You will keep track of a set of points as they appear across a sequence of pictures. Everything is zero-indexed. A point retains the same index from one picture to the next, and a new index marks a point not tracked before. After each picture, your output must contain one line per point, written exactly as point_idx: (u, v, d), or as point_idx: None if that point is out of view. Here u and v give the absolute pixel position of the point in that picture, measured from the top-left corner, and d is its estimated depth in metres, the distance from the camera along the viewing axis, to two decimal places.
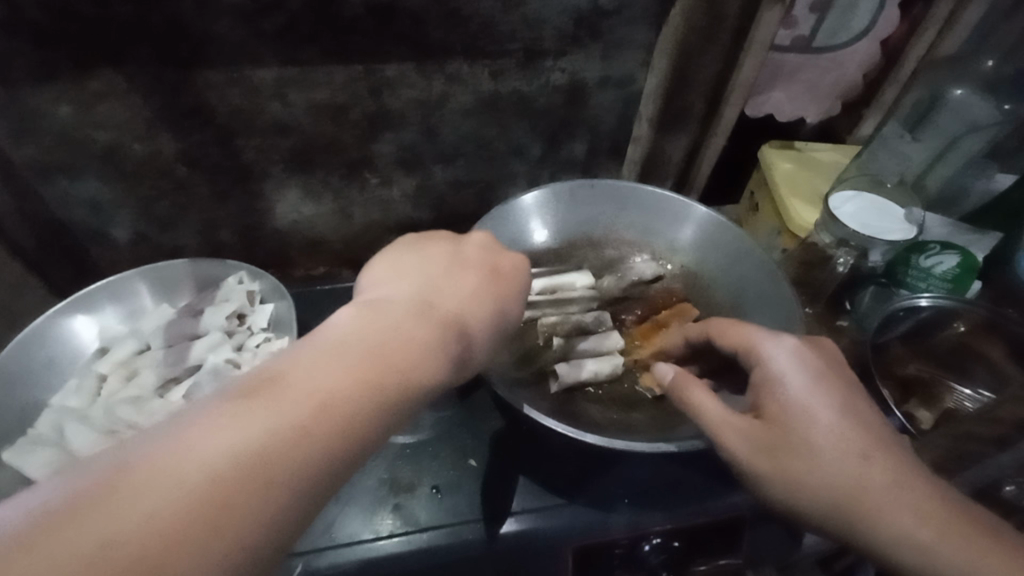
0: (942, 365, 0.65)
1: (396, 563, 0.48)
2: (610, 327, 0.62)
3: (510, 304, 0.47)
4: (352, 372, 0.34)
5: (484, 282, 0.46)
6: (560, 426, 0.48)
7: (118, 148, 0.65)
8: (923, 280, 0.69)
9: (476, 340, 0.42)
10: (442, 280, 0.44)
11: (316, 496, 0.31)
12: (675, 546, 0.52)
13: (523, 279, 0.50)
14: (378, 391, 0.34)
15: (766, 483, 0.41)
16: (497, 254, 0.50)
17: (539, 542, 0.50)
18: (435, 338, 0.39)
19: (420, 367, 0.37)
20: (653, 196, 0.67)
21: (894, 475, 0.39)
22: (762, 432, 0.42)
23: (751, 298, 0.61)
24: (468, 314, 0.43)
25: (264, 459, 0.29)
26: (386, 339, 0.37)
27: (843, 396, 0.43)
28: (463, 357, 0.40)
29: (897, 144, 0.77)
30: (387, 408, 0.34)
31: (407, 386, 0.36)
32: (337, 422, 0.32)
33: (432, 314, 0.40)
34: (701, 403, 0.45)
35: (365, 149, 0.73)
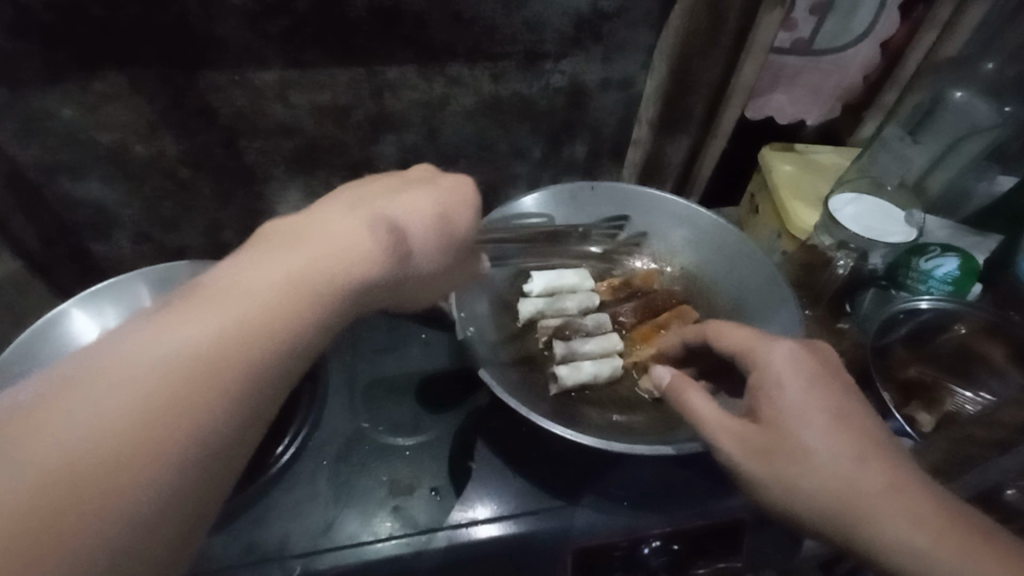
0: (943, 367, 0.65)
1: (394, 565, 0.48)
2: (610, 329, 0.64)
3: (457, 213, 0.45)
4: (276, 272, 0.34)
5: (422, 190, 0.45)
6: (560, 430, 0.47)
7: (122, 149, 0.65)
8: (924, 282, 0.68)
9: (415, 236, 0.42)
10: (375, 188, 0.43)
11: (265, 390, 0.32)
12: (674, 549, 0.52)
13: (474, 191, 0.47)
14: (306, 289, 0.34)
15: (761, 485, 0.41)
16: (436, 174, 0.48)
17: (538, 544, 0.50)
18: (366, 233, 0.38)
19: (352, 264, 0.36)
20: (654, 198, 0.67)
21: (888, 479, 0.39)
22: (759, 436, 0.42)
23: (751, 301, 0.61)
24: (403, 212, 0.42)
25: (201, 360, 0.30)
26: (311, 242, 0.36)
27: (837, 399, 0.42)
28: (402, 253, 0.40)
29: (898, 146, 0.77)
30: (319, 302, 0.34)
31: (343, 278, 0.36)
32: (263, 323, 0.32)
33: (363, 213, 0.40)
34: (696, 408, 0.45)
35: (368, 151, 0.73)
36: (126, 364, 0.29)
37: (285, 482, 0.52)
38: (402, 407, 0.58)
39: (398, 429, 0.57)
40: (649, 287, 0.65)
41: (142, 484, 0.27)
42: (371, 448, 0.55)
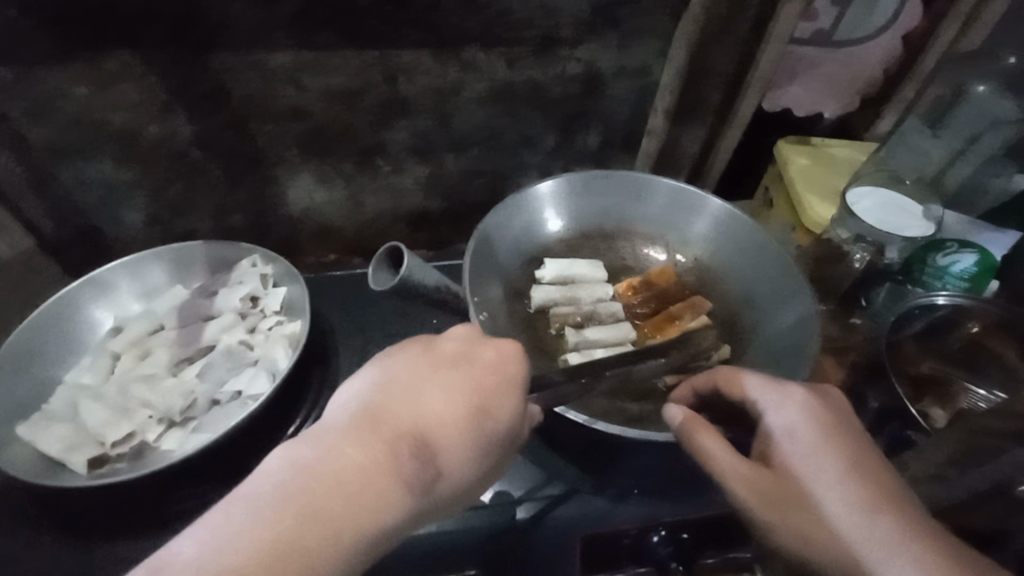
0: (959, 364, 0.64)
1: (396, 545, 0.48)
2: (622, 319, 0.62)
3: (499, 406, 0.40)
4: (289, 518, 0.32)
5: (464, 380, 0.40)
6: (569, 412, 0.48)
7: (134, 130, 0.65)
8: (939, 278, 0.68)
9: (447, 457, 0.37)
10: (403, 384, 0.39)
11: None
12: (683, 538, 0.50)
13: (517, 369, 0.41)
14: (319, 543, 0.32)
15: (773, 533, 0.41)
16: (473, 346, 0.42)
17: (546, 528, 0.51)
18: (386, 469, 0.35)
19: (365, 512, 0.33)
20: (668, 188, 0.66)
21: (900, 529, 0.38)
22: (769, 483, 0.41)
23: (764, 294, 0.60)
24: (433, 421, 0.38)
25: None
26: (330, 476, 0.34)
27: (850, 450, 0.42)
28: (425, 483, 0.36)
29: (917, 139, 0.77)
30: (330, 562, 0.32)
31: (352, 534, 0.33)
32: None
33: (390, 436, 0.36)
34: (711, 451, 0.43)
35: (379, 136, 0.72)
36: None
37: None
38: None
39: None
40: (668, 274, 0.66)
41: None
42: None
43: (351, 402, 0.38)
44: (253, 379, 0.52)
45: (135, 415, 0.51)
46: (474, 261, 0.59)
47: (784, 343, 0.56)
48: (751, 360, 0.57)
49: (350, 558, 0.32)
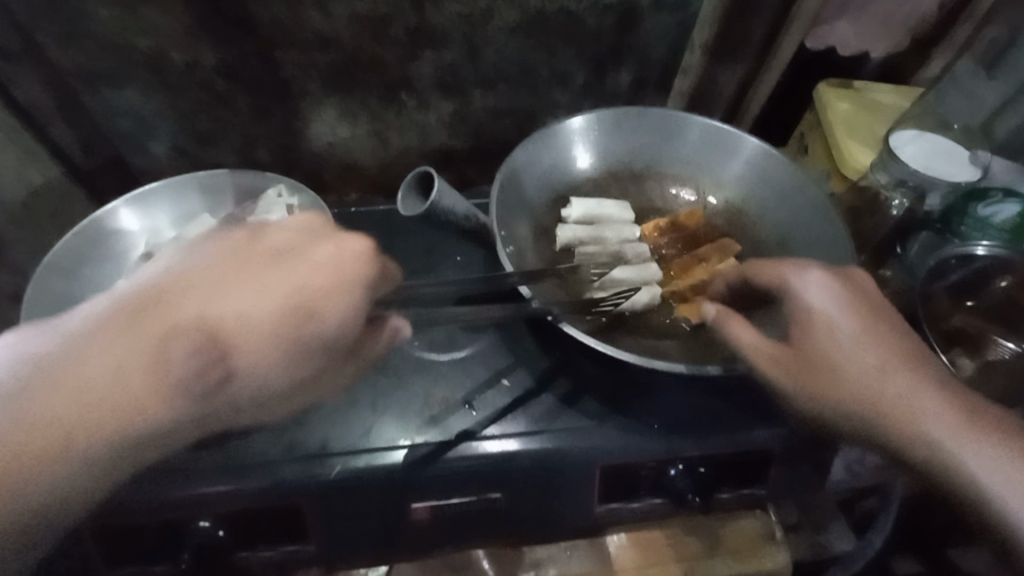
0: (989, 319, 0.63)
1: (416, 470, 0.49)
2: (648, 259, 0.61)
3: (319, 308, 0.38)
4: (78, 387, 0.35)
5: (278, 279, 0.38)
6: (597, 345, 0.49)
7: (159, 56, 0.64)
8: (980, 229, 0.65)
9: (238, 355, 0.37)
10: (216, 276, 0.38)
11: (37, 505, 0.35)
12: (701, 473, 0.52)
13: (351, 271, 0.39)
14: (81, 421, 0.34)
15: (795, 399, 0.44)
16: (306, 245, 0.40)
17: (568, 460, 0.51)
18: (162, 361, 0.35)
19: (137, 396, 0.35)
20: (702, 128, 0.65)
21: (914, 384, 0.43)
22: (793, 359, 0.44)
23: (800, 235, 0.59)
24: (233, 317, 0.37)
25: None
26: (105, 362, 0.35)
27: (871, 318, 0.45)
28: (215, 378, 0.36)
29: (970, 83, 0.74)
30: (96, 437, 0.35)
31: (126, 414, 0.35)
32: (45, 443, 0.34)
33: (173, 329, 0.36)
34: (742, 335, 0.46)
35: (406, 69, 0.70)
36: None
37: None
38: (437, 327, 0.59)
39: (434, 347, 0.58)
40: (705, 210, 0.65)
41: None
42: (409, 361, 0.57)
43: (150, 281, 0.38)
44: None
45: None
46: (501, 196, 0.58)
47: None
48: None
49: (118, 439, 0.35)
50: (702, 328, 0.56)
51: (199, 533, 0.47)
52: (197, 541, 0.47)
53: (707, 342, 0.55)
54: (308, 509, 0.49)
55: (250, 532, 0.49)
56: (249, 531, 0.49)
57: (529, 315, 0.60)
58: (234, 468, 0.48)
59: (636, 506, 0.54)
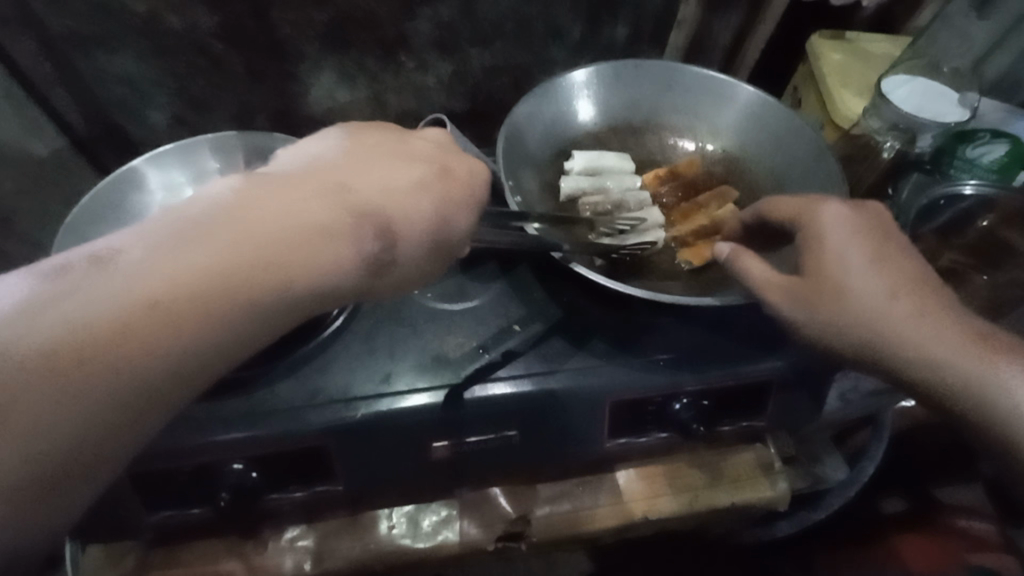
0: (973, 256, 0.66)
1: (435, 409, 0.51)
2: (650, 207, 0.63)
3: (459, 217, 0.41)
4: (275, 233, 0.34)
5: (432, 181, 0.41)
6: (605, 282, 0.52)
7: (155, 18, 0.64)
8: (968, 170, 0.67)
9: (403, 236, 0.38)
10: (382, 172, 0.39)
11: (216, 348, 0.32)
12: (704, 405, 0.56)
13: (477, 188, 0.43)
14: (266, 279, 0.33)
15: (804, 329, 0.44)
16: (445, 158, 0.43)
17: (579, 397, 0.53)
18: (354, 236, 0.36)
19: (328, 254, 0.35)
20: (698, 76, 0.66)
21: (915, 308, 0.42)
22: (802, 287, 0.44)
23: (795, 179, 0.61)
24: (400, 208, 0.39)
25: (179, 296, 0.31)
26: (295, 226, 0.34)
27: (880, 245, 0.44)
28: (385, 258, 0.38)
29: (961, 24, 0.73)
30: (276, 297, 0.33)
31: (320, 269, 0.34)
32: (249, 282, 0.32)
33: (360, 201, 0.37)
34: (751, 268, 0.47)
35: (402, 27, 0.71)
36: (107, 294, 0.30)
37: (342, 340, 0.56)
38: (448, 279, 0.62)
39: (446, 298, 0.60)
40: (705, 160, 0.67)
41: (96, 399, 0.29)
42: (421, 312, 0.59)
43: (316, 165, 0.39)
44: None
45: None
46: (505, 149, 0.59)
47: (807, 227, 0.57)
48: None
49: (295, 300, 0.34)
50: (702, 270, 0.59)
51: (232, 475, 0.50)
52: (231, 482, 0.50)
53: (708, 283, 0.58)
54: (336, 450, 0.51)
55: (283, 472, 0.52)
56: (279, 473, 0.52)
57: (537, 264, 0.63)
58: (261, 414, 0.50)
59: (643, 440, 0.58)
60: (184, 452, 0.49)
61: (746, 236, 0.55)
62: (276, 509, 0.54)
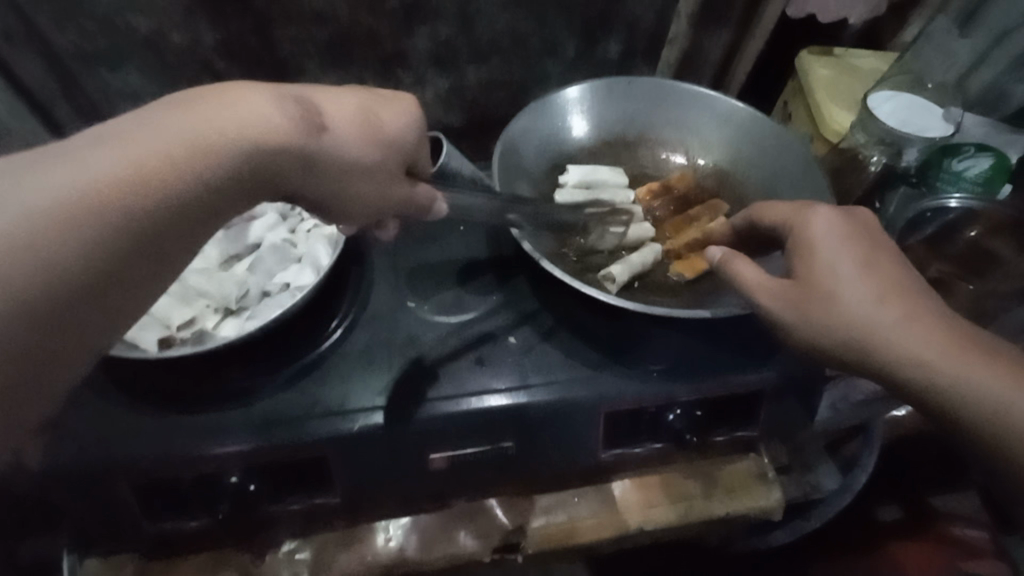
0: (961, 264, 0.67)
1: (430, 421, 0.52)
2: (643, 219, 0.65)
3: (386, 112, 0.42)
4: (188, 121, 0.33)
5: (359, 95, 0.42)
6: (600, 295, 0.52)
7: (159, 36, 0.65)
8: (953, 183, 0.68)
9: (330, 123, 0.38)
10: (302, 80, 0.40)
11: (150, 224, 0.32)
12: (697, 415, 0.57)
13: (410, 111, 0.43)
14: (185, 159, 0.32)
15: (791, 329, 0.45)
16: (371, 86, 0.44)
17: (573, 407, 0.54)
18: (274, 108, 0.35)
19: (247, 125, 0.34)
20: (690, 93, 0.67)
21: (905, 312, 0.42)
22: (793, 292, 0.45)
23: (783, 192, 0.62)
24: (321, 101, 0.39)
25: (108, 182, 0.30)
26: (206, 114, 0.33)
27: (868, 249, 0.45)
28: (316, 136, 0.37)
29: (943, 40, 0.76)
30: (202, 175, 0.33)
31: (240, 138, 0.34)
32: (173, 155, 0.32)
33: (280, 91, 0.37)
34: (742, 272, 0.48)
35: (401, 44, 0.72)
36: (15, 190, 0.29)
37: (340, 352, 0.57)
38: (445, 290, 0.62)
39: (443, 309, 0.61)
40: (698, 174, 0.68)
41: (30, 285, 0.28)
42: (417, 323, 0.60)
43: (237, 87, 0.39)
44: (299, 272, 0.57)
45: (196, 302, 0.53)
46: (500, 164, 0.60)
47: None
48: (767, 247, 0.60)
49: (220, 181, 0.34)
50: (695, 282, 0.60)
51: (231, 486, 0.50)
52: (230, 493, 0.50)
53: (701, 295, 0.60)
54: (333, 461, 0.52)
55: (280, 483, 0.53)
56: (277, 484, 0.53)
57: (531, 276, 0.64)
58: (260, 426, 0.51)
59: (638, 451, 0.58)
60: (183, 463, 0.49)
61: (737, 241, 0.58)
62: (274, 520, 0.55)
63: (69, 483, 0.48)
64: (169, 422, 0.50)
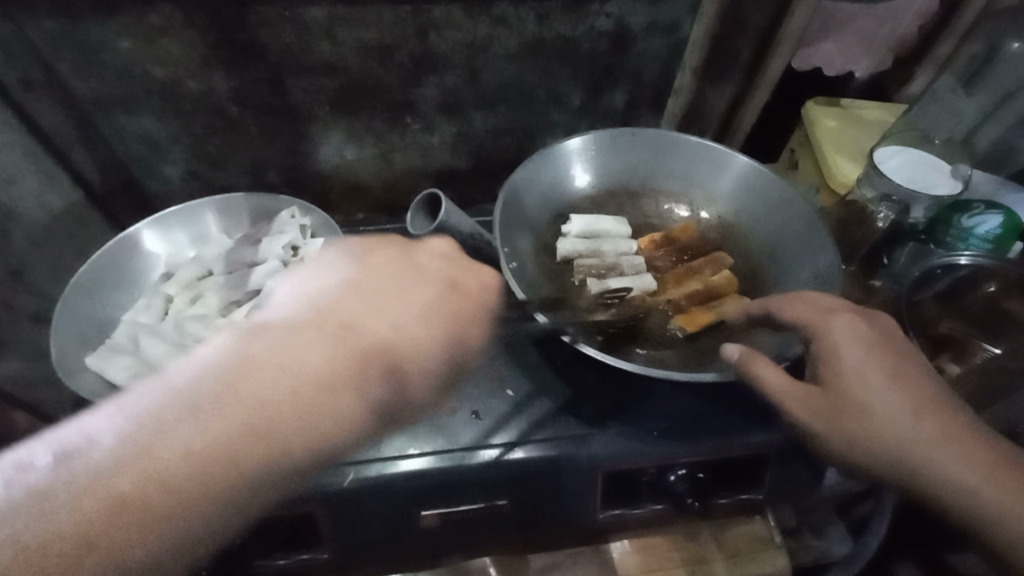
0: (975, 324, 0.65)
1: (422, 479, 0.51)
2: (644, 270, 0.64)
3: (470, 331, 0.48)
4: (301, 392, 0.38)
5: (433, 299, 0.46)
6: (596, 353, 0.51)
7: (175, 85, 0.67)
8: (963, 239, 0.67)
9: (413, 380, 0.43)
10: (451, 296, 0.48)
11: (228, 519, 0.36)
12: (700, 477, 0.54)
13: (488, 302, 0.50)
14: (298, 419, 0.38)
15: (822, 439, 0.44)
16: (466, 270, 0.50)
17: (572, 466, 0.53)
18: (326, 362, 0.40)
19: (344, 408, 0.39)
20: (694, 146, 0.68)
21: (943, 432, 0.41)
22: (821, 400, 0.44)
23: (790, 249, 0.62)
24: (403, 341, 0.44)
25: (204, 461, 0.35)
26: (301, 359, 0.39)
27: (895, 362, 0.44)
28: (394, 396, 0.42)
29: (949, 99, 0.76)
30: (278, 428, 0.37)
31: (328, 425, 0.39)
32: (266, 437, 0.36)
33: (352, 337, 0.42)
34: (766, 377, 0.45)
35: (410, 93, 0.74)
36: (142, 459, 0.34)
37: None
38: None
39: None
40: (704, 226, 0.67)
41: (148, 540, 0.33)
42: None
43: (317, 302, 0.43)
44: None
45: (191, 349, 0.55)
46: (503, 213, 0.60)
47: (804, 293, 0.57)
48: None
49: (281, 475, 0.37)
50: (698, 336, 0.59)
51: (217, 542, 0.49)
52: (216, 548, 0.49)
53: (704, 350, 0.59)
54: (322, 516, 0.51)
55: (267, 536, 0.51)
56: (262, 541, 0.51)
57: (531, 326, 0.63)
58: None
59: (637, 512, 0.56)
60: None
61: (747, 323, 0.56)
62: None
63: None
64: None
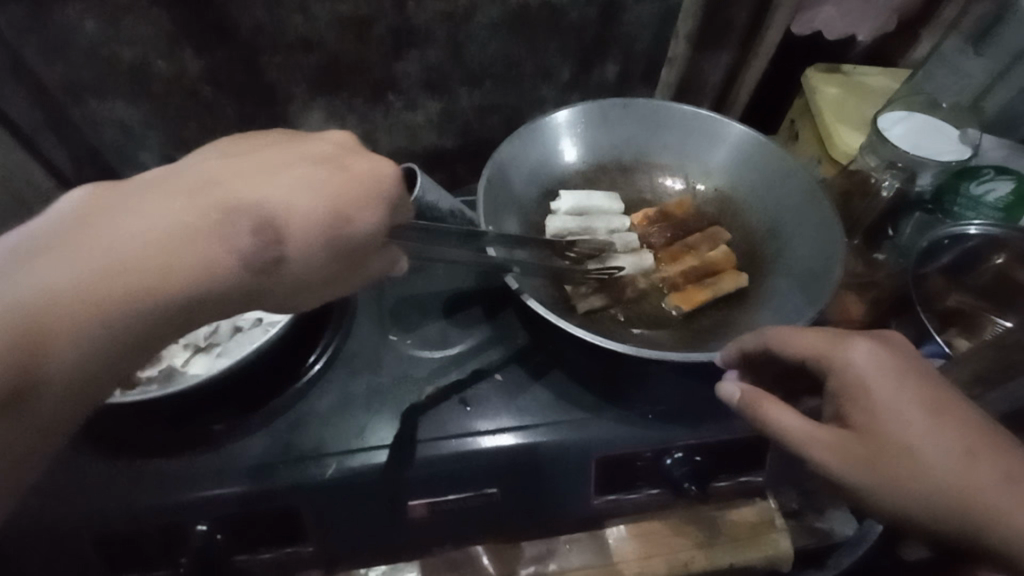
0: (983, 298, 0.62)
1: (410, 471, 0.49)
2: (638, 247, 0.61)
3: (356, 213, 0.37)
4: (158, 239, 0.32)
5: (332, 181, 0.37)
6: (584, 334, 0.49)
7: (143, 67, 0.64)
8: (972, 208, 0.65)
9: (287, 243, 0.35)
10: (332, 165, 0.38)
11: (96, 368, 0.31)
12: (698, 460, 0.53)
13: (385, 188, 0.38)
14: (134, 284, 0.31)
15: (866, 494, 0.37)
16: (349, 155, 0.40)
17: (565, 452, 0.51)
18: (218, 241, 0.33)
19: (213, 263, 0.32)
20: (687, 115, 0.64)
21: (1006, 471, 0.35)
22: (857, 447, 0.37)
23: (788, 222, 0.59)
24: (282, 208, 0.35)
25: (73, 302, 0.30)
26: (122, 225, 0.32)
27: (931, 391, 0.37)
28: (265, 264, 0.34)
29: (956, 61, 0.72)
30: (85, 321, 0.30)
31: (192, 281, 0.32)
32: (81, 296, 0.30)
33: (219, 196, 0.34)
34: (782, 420, 0.39)
35: (390, 69, 0.71)
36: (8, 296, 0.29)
37: (321, 387, 0.54)
38: (430, 325, 0.60)
39: (426, 344, 0.58)
40: (699, 201, 0.65)
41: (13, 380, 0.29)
42: (402, 359, 0.57)
43: (186, 170, 0.36)
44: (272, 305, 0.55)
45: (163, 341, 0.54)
46: (487, 193, 0.58)
47: (804, 268, 0.55)
48: (768, 288, 0.57)
49: (143, 321, 0.31)
50: (694, 316, 0.57)
51: (198, 537, 0.47)
52: (195, 545, 0.47)
53: (700, 329, 0.57)
54: (306, 513, 0.49)
55: (250, 534, 0.50)
56: (244, 538, 0.50)
57: (521, 308, 0.60)
58: (236, 472, 0.48)
59: (634, 497, 0.55)
60: (151, 511, 0.47)
61: (772, 382, 0.49)
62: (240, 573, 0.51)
63: (41, 540, 0.46)
64: (134, 470, 0.48)
